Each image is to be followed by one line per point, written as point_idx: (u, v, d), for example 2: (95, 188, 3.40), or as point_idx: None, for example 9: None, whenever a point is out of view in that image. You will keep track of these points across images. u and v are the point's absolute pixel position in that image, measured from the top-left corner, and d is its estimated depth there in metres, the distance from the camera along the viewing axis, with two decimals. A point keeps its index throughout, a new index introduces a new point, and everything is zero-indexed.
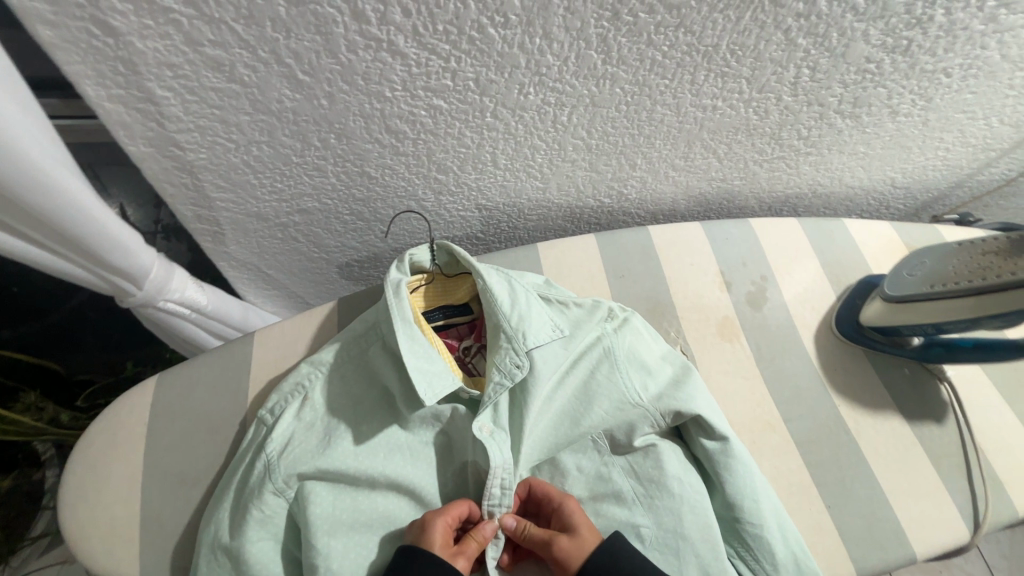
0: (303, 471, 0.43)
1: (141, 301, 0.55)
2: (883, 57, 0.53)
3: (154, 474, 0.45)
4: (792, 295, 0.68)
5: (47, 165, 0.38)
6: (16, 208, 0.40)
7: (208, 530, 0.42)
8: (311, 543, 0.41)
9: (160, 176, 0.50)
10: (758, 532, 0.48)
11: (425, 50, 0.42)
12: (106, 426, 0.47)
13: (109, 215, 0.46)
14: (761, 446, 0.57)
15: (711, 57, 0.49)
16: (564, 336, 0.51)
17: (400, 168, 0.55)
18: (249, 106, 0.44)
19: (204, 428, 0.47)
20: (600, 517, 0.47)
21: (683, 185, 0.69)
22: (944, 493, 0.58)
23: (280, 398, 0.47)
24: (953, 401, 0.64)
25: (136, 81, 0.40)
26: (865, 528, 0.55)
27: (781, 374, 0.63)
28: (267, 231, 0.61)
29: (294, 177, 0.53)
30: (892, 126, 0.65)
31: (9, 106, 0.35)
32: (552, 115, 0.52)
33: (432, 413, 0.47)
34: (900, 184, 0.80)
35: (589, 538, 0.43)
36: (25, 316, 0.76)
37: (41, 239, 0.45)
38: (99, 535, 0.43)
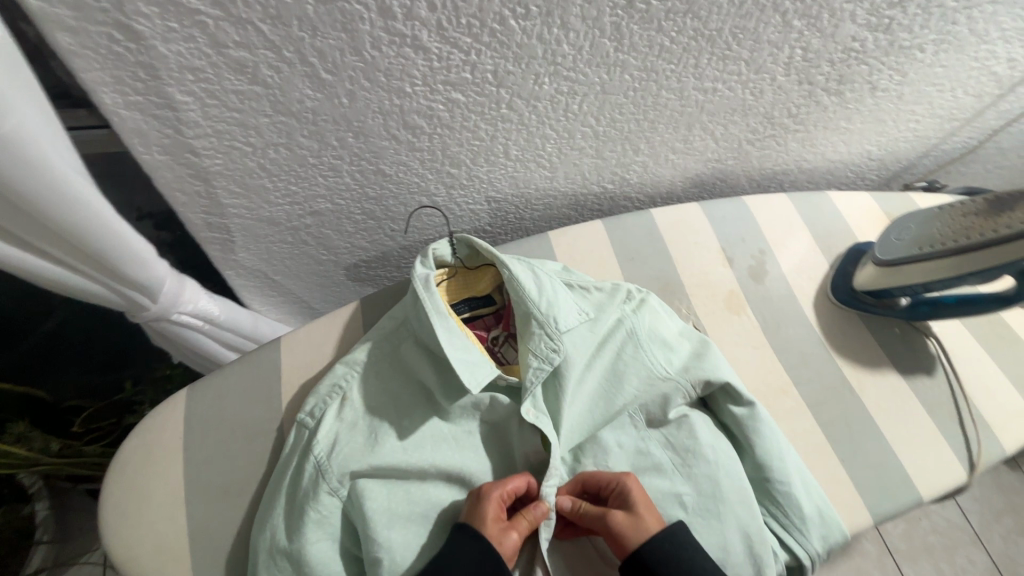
0: (354, 468, 0.43)
1: (155, 314, 0.54)
2: (868, 35, 0.57)
3: (196, 486, 0.45)
4: (789, 266, 0.72)
5: (68, 175, 0.37)
6: (33, 222, 0.39)
7: (264, 536, 0.41)
8: (370, 540, 0.41)
9: (173, 184, 0.48)
10: (786, 489, 0.51)
11: (447, 44, 0.43)
12: (140, 444, 0.46)
13: (127, 227, 0.45)
14: (776, 410, 0.61)
15: (715, 41, 0.51)
16: (590, 318, 0.53)
17: (414, 164, 0.55)
18: (270, 108, 0.44)
19: (241, 437, 0.47)
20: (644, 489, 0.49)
21: (681, 167, 0.71)
22: (940, 439, 0.63)
23: (318, 400, 0.47)
24: (941, 354, 0.68)
25: (156, 86, 0.39)
26: (876, 478, 0.58)
27: (787, 342, 0.66)
28: (278, 236, 0.60)
29: (308, 179, 0.53)
30: (871, 101, 0.69)
31: (31, 115, 0.34)
32: (564, 104, 0.53)
33: (471, 401, 0.48)
34: (875, 156, 0.85)
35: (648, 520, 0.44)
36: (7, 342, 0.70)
37: (59, 255, 0.43)
38: (146, 554, 0.42)
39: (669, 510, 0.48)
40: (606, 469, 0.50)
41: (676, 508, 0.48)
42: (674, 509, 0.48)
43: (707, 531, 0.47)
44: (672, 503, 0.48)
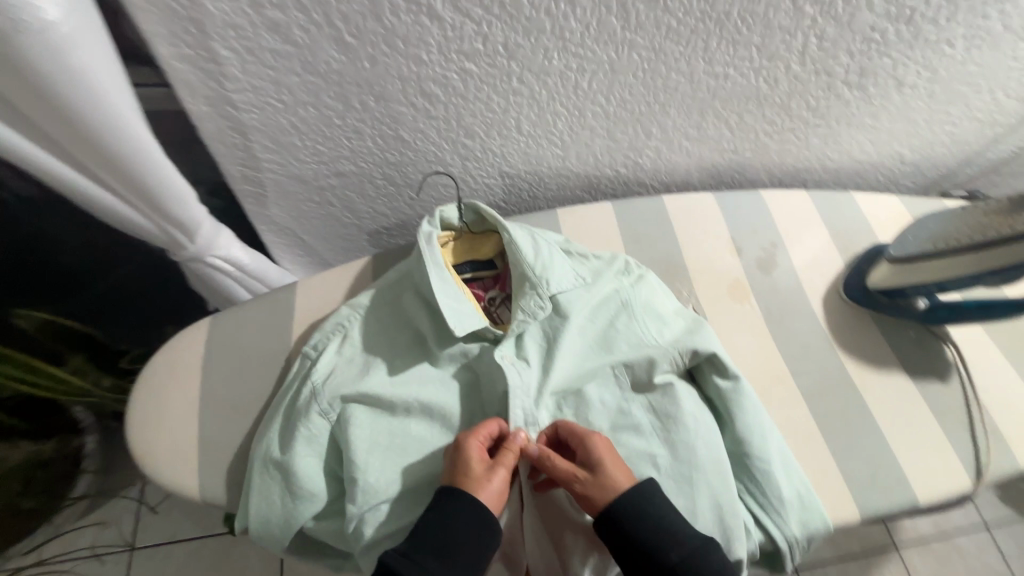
0: (345, 394, 0.48)
1: (191, 254, 0.60)
2: (888, 26, 0.56)
3: (209, 401, 0.50)
4: (800, 261, 0.71)
5: (127, 116, 0.43)
6: (99, 156, 0.45)
7: (259, 447, 0.46)
8: (352, 459, 0.45)
9: (215, 136, 0.55)
10: (765, 467, 0.51)
11: (460, 14, 0.46)
12: (166, 359, 0.52)
13: (174, 172, 0.51)
14: (770, 396, 0.61)
15: (723, 23, 0.52)
16: (586, 283, 0.56)
17: (431, 132, 0.59)
18: (300, 68, 0.49)
19: (253, 363, 0.52)
20: (621, 447, 0.51)
21: (696, 155, 0.72)
22: (946, 445, 0.61)
23: (323, 335, 0.52)
24: (958, 361, 0.66)
25: (203, 41, 0.45)
26: (868, 474, 0.58)
27: (790, 333, 0.66)
28: (306, 194, 0.66)
29: (334, 140, 0.58)
30: (899, 98, 0.68)
31: (105, 60, 0.40)
32: (573, 80, 0.56)
33: (461, 349, 0.52)
34: (909, 160, 0.83)
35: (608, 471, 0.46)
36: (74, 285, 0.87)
37: (119, 189, 0.50)
38: (161, 453, 0.48)
39: (641, 468, 0.50)
40: (586, 424, 0.52)
41: (648, 467, 0.50)
42: (646, 468, 0.50)
43: (677, 492, 0.49)
44: (646, 462, 0.50)
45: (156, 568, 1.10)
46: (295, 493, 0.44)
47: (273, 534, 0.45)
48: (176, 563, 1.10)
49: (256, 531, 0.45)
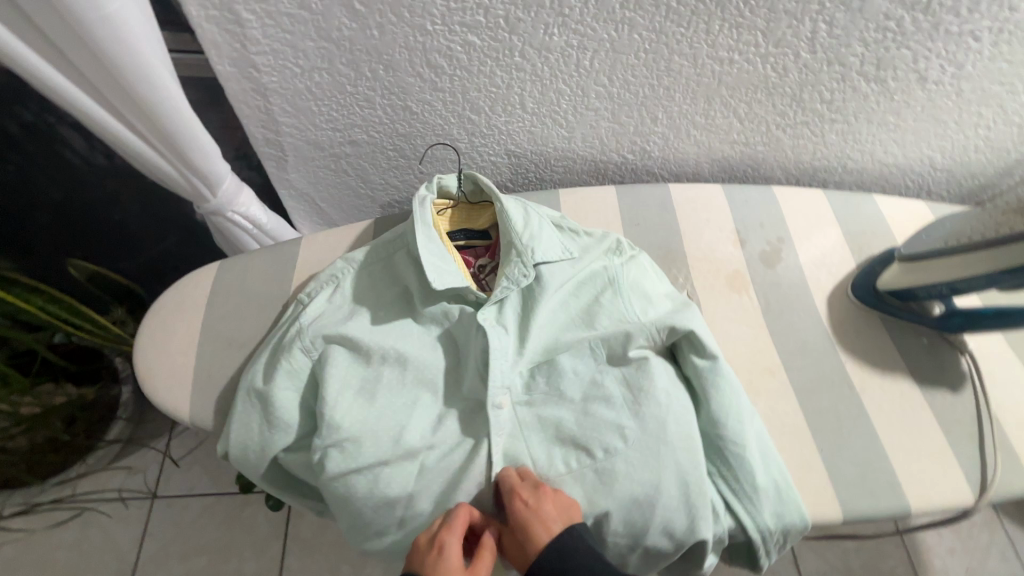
0: (328, 334, 0.51)
1: (213, 208, 0.65)
2: (903, 14, 0.54)
3: (209, 334, 0.54)
4: (808, 258, 0.69)
5: (160, 75, 0.49)
6: (138, 108, 0.51)
7: (246, 376, 0.50)
8: (324, 394, 0.48)
9: (239, 97, 0.60)
10: (738, 451, 0.50)
11: None
12: (178, 293, 0.57)
13: (203, 134, 0.57)
14: (759, 388, 0.59)
15: (725, 5, 0.52)
16: (572, 256, 0.57)
17: (438, 105, 0.62)
18: (314, 33, 0.53)
19: (253, 305, 0.56)
20: (588, 417, 0.50)
21: (705, 145, 0.72)
22: (949, 456, 0.57)
23: (318, 284, 0.55)
24: (973, 373, 0.62)
25: (228, 4, 0.49)
26: (856, 475, 0.55)
27: (788, 327, 0.64)
28: (323, 162, 0.70)
29: (347, 108, 0.62)
30: (922, 95, 0.65)
31: (141, 21, 0.45)
32: (575, 58, 0.57)
33: (441, 311, 0.54)
34: (940, 166, 0.79)
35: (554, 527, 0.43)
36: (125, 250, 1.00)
37: (155, 141, 0.56)
38: (161, 374, 0.52)
39: (608, 439, 0.49)
40: (557, 392, 0.52)
41: (616, 439, 0.49)
42: (612, 439, 0.49)
43: (643, 466, 0.47)
44: (612, 433, 0.49)
45: (173, 517, 1.17)
46: (270, 422, 0.47)
47: (249, 460, 0.48)
48: (191, 515, 1.17)
49: (234, 455, 0.48)
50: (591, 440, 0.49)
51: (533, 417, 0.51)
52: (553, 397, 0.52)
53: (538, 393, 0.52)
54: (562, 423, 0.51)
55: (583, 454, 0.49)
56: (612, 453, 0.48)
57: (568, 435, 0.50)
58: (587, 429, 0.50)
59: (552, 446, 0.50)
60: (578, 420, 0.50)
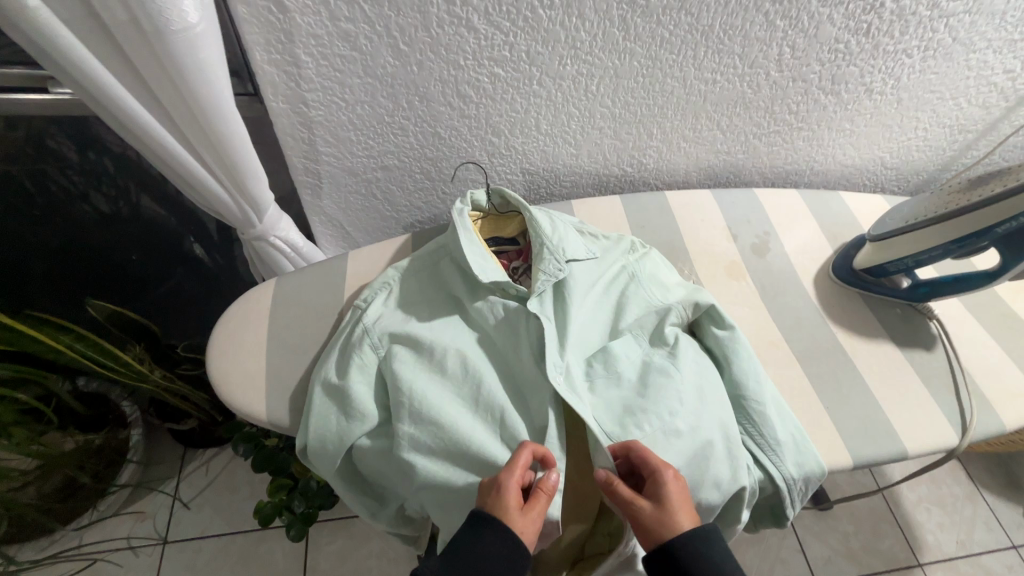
0: (392, 332, 0.56)
1: (258, 233, 0.71)
2: (849, 38, 0.66)
3: (276, 342, 0.59)
4: (792, 247, 0.79)
5: (232, 113, 0.55)
6: (208, 142, 0.57)
7: (320, 374, 0.55)
8: (396, 381, 0.53)
9: (287, 130, 0.66)
10: (763, 408, 0.57)
11: (492, 27, 0.58)
12: (239, 308, 0.61)
13: (257, 163, 0.62)
14: (767, 357, 0.67)
15: (708, 35, 0.63)
16: (596, 256, 0.65)
17: (464, 130, 0.70)
18: (361, 71, 0.60)
19: (311, 314, 0.61)
20: (650, 389, 0.55)
21: (693, 156, 0.82)
22: (933, 406, 0.66)
23: (372, 290, 0.61)
24: (942, 335, 0.72)
25: (290, 48, 0.56)
26: (860, 427, 0.63)
27: (783, 306, 0.73)
28: (355, 187, 0.77)
29: (383, 136, 0.69)
30: (870, 104, 0.77)
31: (222, 67, 0.51)
32: (584, 84, 0.67)
33: (487, 305, 0.59)
34: (890, 164, 0.91)
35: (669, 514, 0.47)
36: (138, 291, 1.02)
37: (215, 174, 0.61)
38: (234, 380, 0.56)
39: (671, 404, 0.54)
40: (615, 374, 0.57)
41: (675, 403, 0.54)
42: (674, 403, 0.54)
43: (696, 424, 0.53)
44: (673, 398, 0.54)
45: (187, 561, 1.14)
46: (349, 414, 0.52)
47: (328, 451, 0.52)
48: (206, 557, 1.15)
49: (314, 448, 0.52)
50: (659, 406, 0.53)
51: (599, 400, 0.55)
52: (613, 380, 0.57)
53: (598, 378, 0.57)
54: (627, 399, 0.55)
55: (654, 420, 0.53)
56: (676, 415, 0.53)
57: (640, 409, 0.53)
58: (655, 398, 0.54)
59: (625, 420, 0.53)
60: (645, 394, 0.54)
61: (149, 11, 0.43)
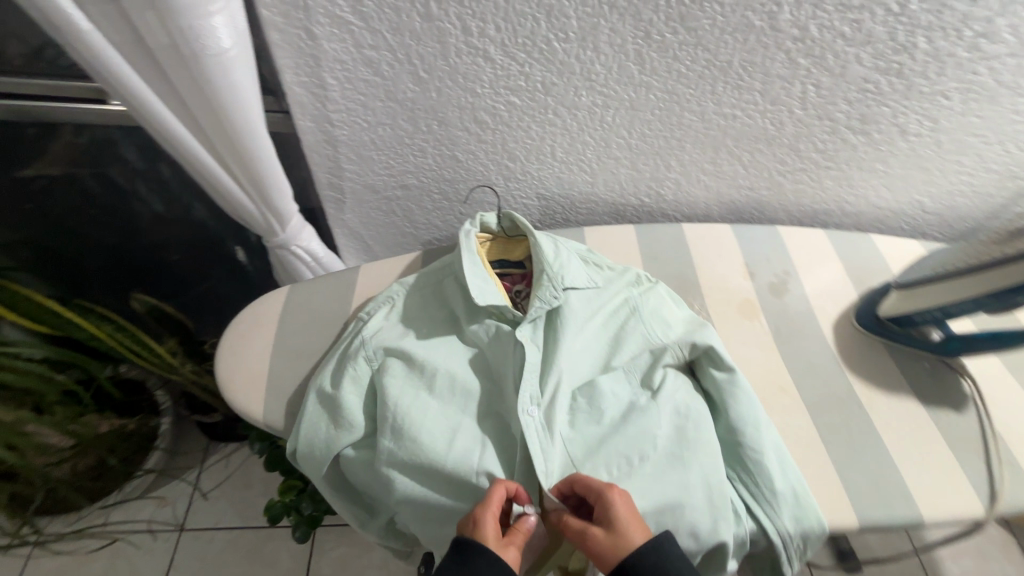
0: (387, 346, 0.58)
1: (280, 241, 0.75)
2: (879, 78, 0.64)
3: (281, 347, 0.61)
4: (812, 289, 0.76)
5: (259, 130, 0.59)
6: (236, 155, 0.61)
7: (316, 382, 0.57)
8: (385, 396, 0.54)
9: (313, 147, 0.70)
10: (759, 458, 0.55)
11: (508, 57, 0.60)
12: (252, 312, 0.65)
13: (282, 178, 0.67)
14: (772, 402, 0.64)
15: (727, 71, 0.63)
16: (597, 286, 0.65)
17: (480, 154, 0.72)
18: (383, 95, 0.63)
19: (317, 322, 0.64)
20: (627, 428, 0.55)
21: (714, 190, 0.81)
22: (957, 471, 0.61)
23: (376, 304, 0.63)
24: (975, 396, 0.66)
25: (317, 72, 0.60)
26: (870, 485, 0.59)
27: (797, 350, 0.70)
28: (376, 203, 0.80)
29: (403, 157, 0.72)
30: (905, 145, 0.74)
31: (253, 88, 0.56)
32: (600, 115, 0.67)
33: (483, 328, 0.61)
34: (931, 210, 0.86)
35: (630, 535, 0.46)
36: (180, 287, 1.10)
37: (242, 186, 0.66)
38: (238, 381, 0.59)
39: (644, 448, 0.53)
40: (598, 411, 0.56)
41: (649, 446, 0.54)
42: (646, 446, 0.54)
43: (670, 470, 0.52)
44: (647, 441, 0.54)
45: (199, 550, 1.19)
46: (337, 423, 0.54)
47: (315, 457, 0.54)
48: (216, 548, 1.19)
49: (302, 453, 0.54)
50: (630, 449, 0.53)
51: (576, 434, 0.55)
52: (593, 416, 0.56)
53: (580, 414, 0.57)
54: (601, 437, 0.55)
55: (621, 462, 0.53)
56: (646, 458, 0.53)
57: (609, 446, 0.54)
58: (629, 441, 0.54)
59: (595, 458, 0.54)
60: (618, 434, 0.54)
61: (186, 37, 0.48)
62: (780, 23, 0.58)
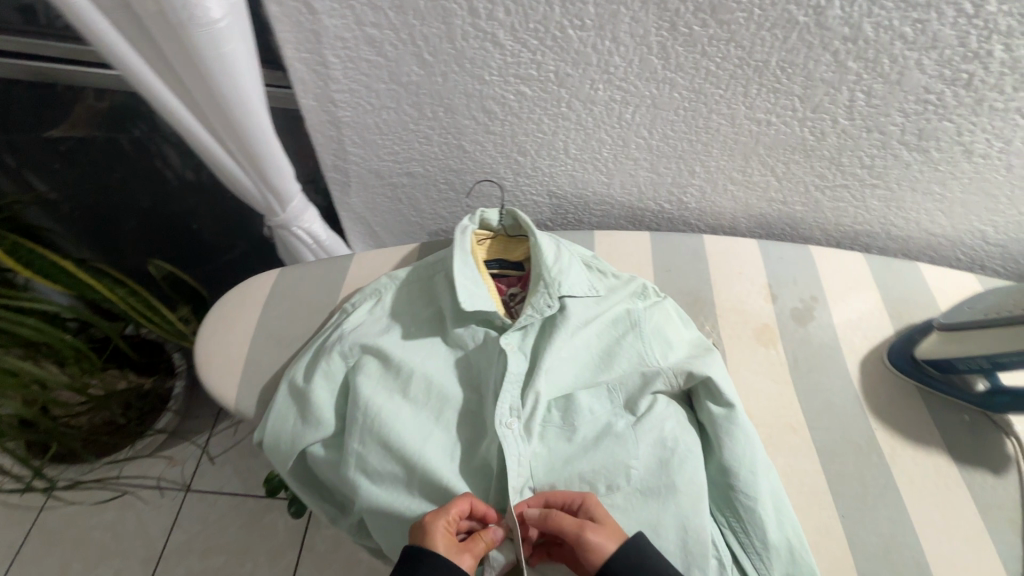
0: (364, 343, 0.55)
1: (280, 222, 0.73)
2: (943, 89, 0.56)
3: (261, 332, 0.60)
4: (842, 320, 0.69)
5: (254, 106, 0.57)
6: (232, 130, 0.59)
7: (289, 373, 0.55)
8: (354, 396, 0.52)
9: (317, 128, 0.68)
10: (749, 505, 0.50)
11: (518, 43, 0.55)
12: (240, 292, 0.64)
13: (281, 155, 0.65)
14: (778, 444, 0.59)
15: (762, 71, 0.56)
16: (598, 295, 0.59)
17: (488, 145, 0.68)
18: (387, 77, 0.60)
19: (303, 310, 0.62)
20: (601, 454, 0.51)
21: (742, 202, 0.74)
22: (989, 545, 0.53)
23: (361, 296, 0.60)
24: (1019, 458, 0.59)
25: (319, 48, 0.58)
26: (879, 547, 0.53)
27: (815, 387, 0.63)
28: (381, 189, 0.77)
29: (408, 143, 0.69)
30: (969, 167, 0.65)
31: (247, 62, 0.53)
32: (618, 112, 0.62)
33: (469, 333, 0.57)
34: (994, 241, 0.76)
35: (609, 532, 0.44)
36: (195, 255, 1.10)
37: (241, 161, 0.64)
38: (215, 362, 0.58)
39: (614, 476, 0.50)
40: (570, 426, 0.53)
41: (621, 476, 0.49)
42: (618, 476, 0.49)
43: (641, 505, 0.48)
44: (619, 470, 0.50)
45: (201, 512, 1.22)
46: (304, 419, 0.52)
47: (279, 450, 0.53)
48: (218, 511, 1.22)
49: (268, 444, 0.53)
50: (598, 474, 0.50)
51: (545, 451, 0.52)
52: (566, 433, 0.53)
53: (551, 427, 0.53)
54: (569, 456, 0.52)
55: (586, 486, 0.50)
56: (615, 488, 0.49)
57: (578, 470, 0.51)
58: (599, 466, 0.50)
59: (561, 479, 0.51)
60: (588, 458, 0.51)
61: (172, 6, 0.46)
62: (828, 19, 0.51)
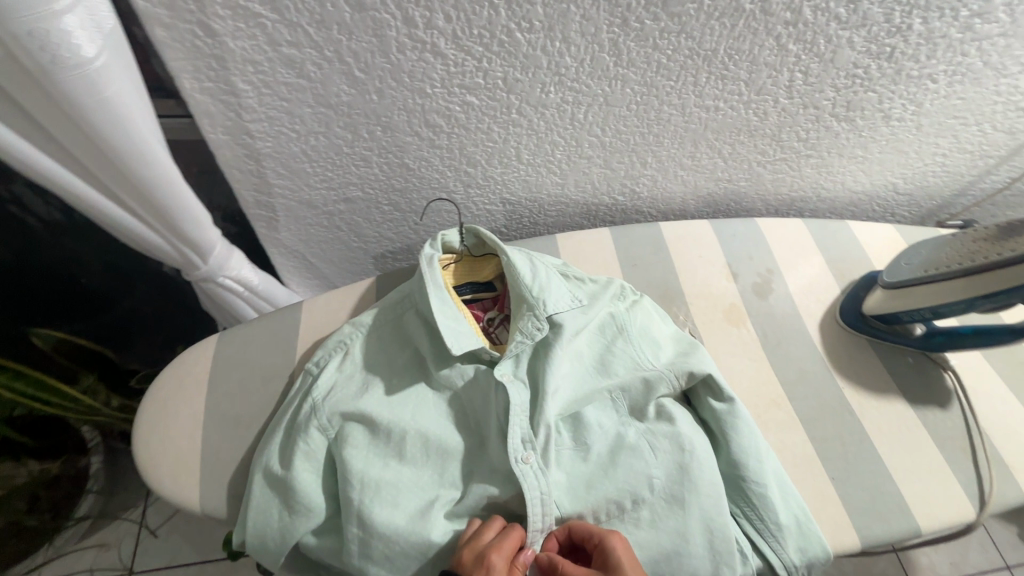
0: (344, 409, 0.49)
1: (203, 275, 0.62)
2: (870, 62, 0.58)
3: (213, 414, 0.52)
4: (796, 287, 0.73)
5: (155, 154, 0.47)
6: (130, 183, 0.49)
7: (261, 459, 0.48)
8: (346, 471, 0.46)
9: (232, 163, 0.58)
10: (761, 491, 0.51)
11: (461, 51, 0.50)
12: (175, 373, 0.55)
13: (196, 203, 0.55)
14: (766, 420, 0.61)
15: (711, 60, 0.55)
16: (582, 304, 0.57)
17: (435, 160, 0.62)
18: (312, 99, 0.52)
19: (258, 379, 0.54)
20: (620, 470, 0.49)
21: (691, 184, 0.75)
22: (949, 475, 0.60)
23: (325, 352, 0.54)
24: (958, 389, 0.66)
25: (225, 75, 0.48)
26: (867, 498, 0.57)
27: (785, 357, 0.66)
28: (316, 220, 0.69)
29: (343, 168, 0.61)
30: (887, 130, 0.70)
31: (138, 103, 0.43)
32: (570, 112, 0.59)
33: (457, 372, 0.53)
34: (903, 190, 0.83)
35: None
36: (86, 313, 0.93)
37: (144, 215, 0.54)
38: (166, 461, 0.50)
39: (638, 490, 0.49)
40: (584, 446, 0.51)
41: (644, 489, 0.49)
42: (642, 489, 0.49)
43: (668, 516, 0.48)
44: (642, 481, 0.49)
45: None
46: (292, 508, 0.46)
47: (269, 549, 0.46)
48: None
49: (253, 545, 0.46)
50: (622, 491, 0.49)
51: (563, 477, 0.50)
52: (580, 453, 0.51)
53: (565, 450, 0.51)
54: (590, 477, 0.50)
55: (612, 505, 0.49)
56: (641, 502, 0.48)
57: (601, 490, 0.49)
58: (621, 482, 0.49)
59: (585, 505, 0.49)
60: (608, 476, 0.49)
61: (28, 49, 0.35)
62: (772, 5, 0.50)
